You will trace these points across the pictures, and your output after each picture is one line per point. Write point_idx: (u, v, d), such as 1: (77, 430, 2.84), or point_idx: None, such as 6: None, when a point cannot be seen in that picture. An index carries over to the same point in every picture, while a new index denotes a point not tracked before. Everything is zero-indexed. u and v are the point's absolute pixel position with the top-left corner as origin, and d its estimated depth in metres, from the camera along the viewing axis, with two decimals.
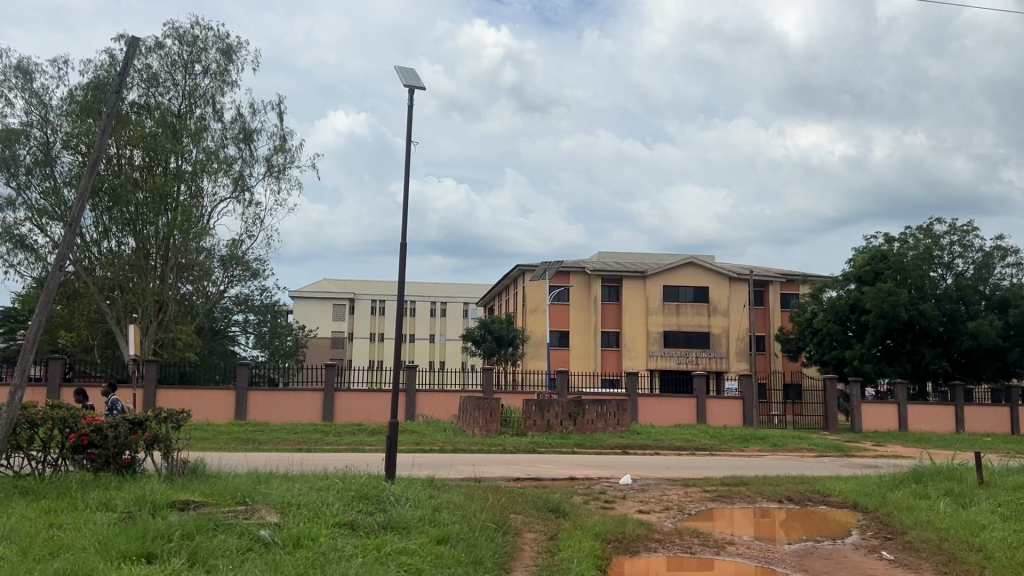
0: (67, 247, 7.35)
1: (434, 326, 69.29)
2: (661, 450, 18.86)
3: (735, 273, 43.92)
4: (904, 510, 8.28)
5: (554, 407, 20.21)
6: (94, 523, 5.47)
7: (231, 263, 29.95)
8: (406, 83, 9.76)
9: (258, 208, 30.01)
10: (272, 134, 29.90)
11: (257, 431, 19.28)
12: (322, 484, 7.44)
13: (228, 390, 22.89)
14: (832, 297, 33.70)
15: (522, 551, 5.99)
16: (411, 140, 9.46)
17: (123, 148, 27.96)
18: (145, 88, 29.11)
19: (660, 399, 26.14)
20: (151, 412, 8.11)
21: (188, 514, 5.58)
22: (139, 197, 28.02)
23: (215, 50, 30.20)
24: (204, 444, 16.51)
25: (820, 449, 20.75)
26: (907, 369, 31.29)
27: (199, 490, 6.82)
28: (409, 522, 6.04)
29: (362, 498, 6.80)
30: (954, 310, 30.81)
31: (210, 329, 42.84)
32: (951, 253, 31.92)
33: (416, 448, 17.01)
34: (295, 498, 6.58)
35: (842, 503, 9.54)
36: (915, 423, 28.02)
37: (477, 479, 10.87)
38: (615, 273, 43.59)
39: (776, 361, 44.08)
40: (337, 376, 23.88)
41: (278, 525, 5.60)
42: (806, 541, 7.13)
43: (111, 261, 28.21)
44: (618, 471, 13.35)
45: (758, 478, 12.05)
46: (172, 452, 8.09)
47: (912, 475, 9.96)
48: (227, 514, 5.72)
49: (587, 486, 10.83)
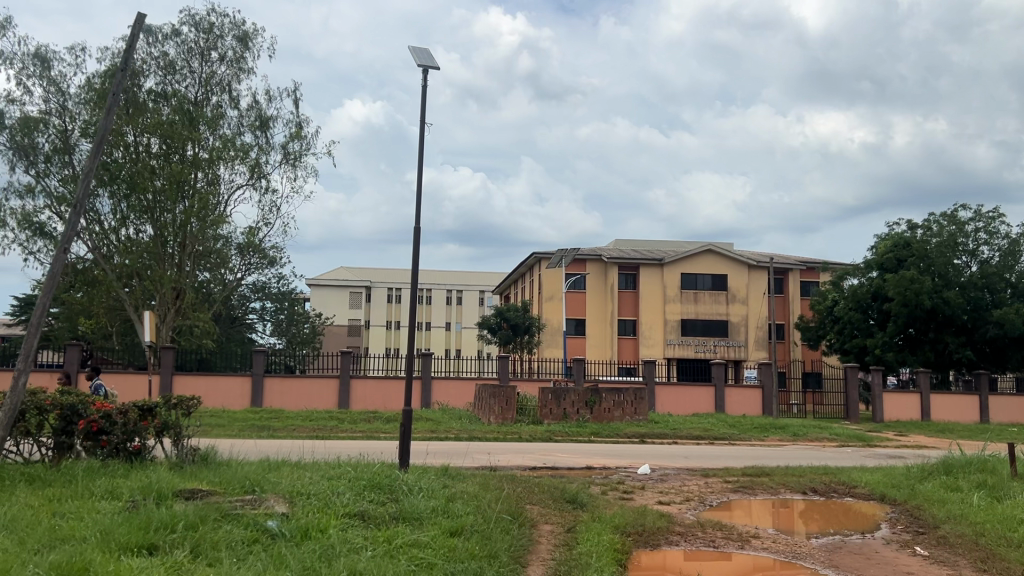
0: (72, 229, 7.02)
1: (450, 314, 69.20)
2: (679, 439, 18.61)
3: (754, 261, 43.49)
4: (936, 504, 7.99)
5: (570, 395, 19.96)
6: (98, 512, 5.30)
7: (248, 250, 29.96)
8: (420, 63, 9.49)
9: (275, 195, 30.02)
10: (289, 121, 29.80)
11: (273, 418, 19.17)
12: (334, 473, 7.25)
13: (244, 376, 22.85)
14: (853, 285, 33.21)
15: (539, 544, 5.77)
16: (425, 121, 9.21)
17: (140, 136, 27.92)
18: (162, 75, 29.06)
19: (678, 388, 25.87)
20: (160, 399, 7.97)
21: (194, 504, 5.40)
22: (156, 184, 27.94)
23: (231, 37, 30.03)
24: (219, 431, 16.39)
25: (842, 439, 20.41)
26: (930, 358, 30.76)
27: (206, 479, 6.65)
28: (422, 513, 5.83)
29: (374, 488, 6.60)
30: (979, 298, 30.27)
31: (227, 316, 42.90)
32: (976, 240, 31.32)
33: (431, 436, 16.84)
34: (306, 486, 6.41)
35: (869, 495, 9.27)
36: (937, 412, 27.59)
37: (493, 468, 10.66)
38: (632, 261, 43.22)
39: (796, 349, 43.66)
40: (353, 363, 23.77)
41: (287, 516, 5.41)
42: (834, 535, 6.87)
43: (129, 249, 28.23)
44: (637, 461, 13.10)
45: (781, 468, 11.78)
46: (182, 439, 7.94)
47: (942, 466, 9.68)
48: (234, 503, 5.54)
49: (605, 476, 10.59)
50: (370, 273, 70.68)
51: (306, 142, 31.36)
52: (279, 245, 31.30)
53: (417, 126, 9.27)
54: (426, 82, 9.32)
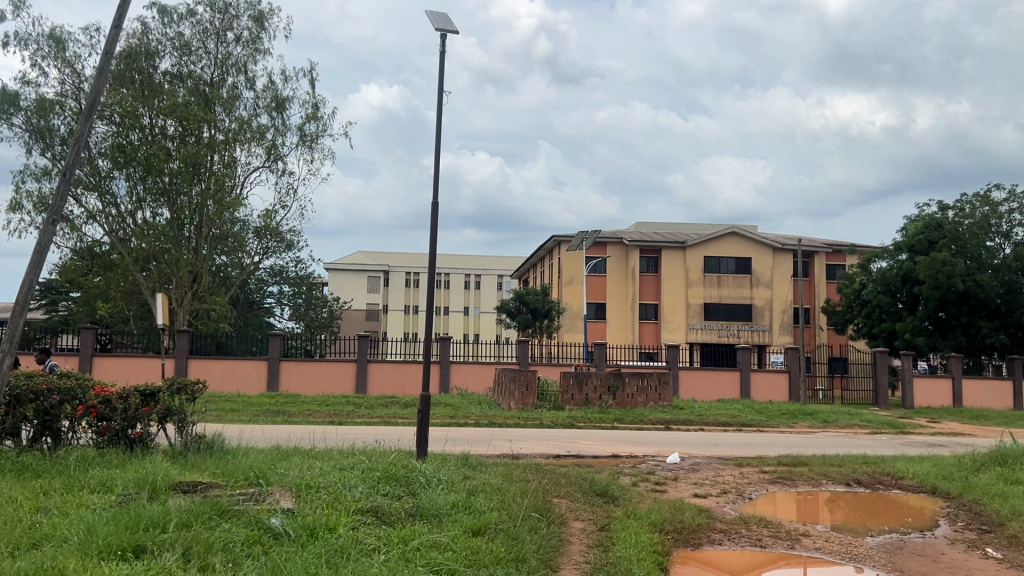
0: (61, 197, 6.44)
1: (468, 299, 68.77)
2: (705, 426, 18.04)
3: (779, 243, 42.68)
4: (997, 499, 7.41)
5: (591, 380, 19.40)
6: (84, 508, 4.81)
7: (265, 234, 29.62)
8: (437, 27, 8.92)
9: (292, 177, 29.69)
10: (306, 103, 29.34)
11: (288, 403, 18.76)
12: (346, 464, 6.72)
13: (261, 360, 22.46)
14: (882, 267, 32.30)
15: (570, 545, 5.22)
16: (443, 90, 8.64)
17: (156, 118, 27.51)
18: (177, 56, 28.60)
19: (702, 372, 25.25)
20: (164, 382, 7.41)
21: (191, 499, 4.92)
22: (172, 166, 27.53)
23: (247, 17, 29.50)
24: (232, 416, 15.95)
25: (874, 426, 19.73)
26: (962, 343, 29.76)
27: (208, 470, 6.14)
28: (441, 510, 5.30)
29: (389, 480, 6.07)
30: (1013, 280, 29.38)
31: (244, 299, 42.66)
32: (1010, 221, 30.45)
33: (450, 422, 16.34)
34: (315, 479, 5.90)
35: (919, 486, 8.66)
36: (969, 399, 26.83)
37: (514, 457, 10.12)
38: (654, 244, 42.47)
39: (821, 334, 42.90)
40: (371, 347, 23.32)
41: (293, 512, 4.92)
42: (893, 534, 6.28)
43: (145, 232, 27.90)
44: (665, 449, 12.52)
45: (819, 456, 11.19)
46: (186, 427, 7.41)
47: (997, 456, 9.06)
48: (235, 498, 5.04)
49: (633, 465, 10.03)
50: (388, 258, 70.34)
51: (322, 124, 30.90)
52: (297, 229, 30.89)
53: (436, 96, 8.70)
54: (444, 47, 8.77)
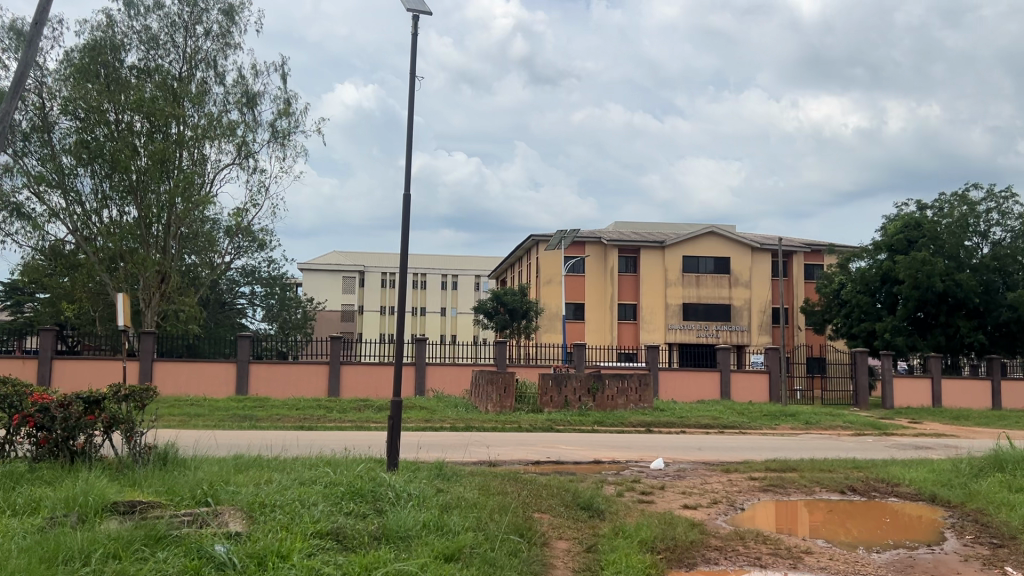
0: None
1: (445, 300, 68.16)
2: (687, 429, 17.61)
3: (757, 243, 42.51)
4: (1003, 509, 6.97)
5: (571, 382, 18.89)
6: (0, 535, 4.22)
7: (236, 233, 28.88)
8: (410, 7, 8.37)
9: (263, 175, 28.99)
10: (277, 98, 28.62)
11: (256, 407, 18.08)
12: (307, 477, 6.14)
13: (229, 362, 21.73)
14: (861, 267, 32.14)
15: (553, 569, 4.70)
16: (416, 75, 8.17)
17: (122, 114, 26.57)
18: (144, 50, 27.69)
19: (681, 373, 24.84)
20: (109, 388, 6.76)
21: (129, 522, 4.37)
22: (139, 163, 26.67)
23: (217, 11, 28.74)
24: (196, 421, 15.24)
25: (857, 428, 19.37)
26: (940, 343, 29.61)
27: (149, 488, 5.52)
28: (409, 531, 4.75)
29: (353, 496, 5.53)
30: (991, 280, 29.29)
31: (215, 300, 41.75)
32: (987, 221, 30.34)
33: (425, 425, 15.81)
34: (270, 495, 5.33)
35: (917, 495, 8.18)
36: (949, 399, 26.68)
37: (491, 465, 9.57)
38: (632, 244, 42.11)
39: (799, 334, 42.78)
40: (344, 349, 22.66)
41: (242, 537, 4.35)
42: (899, 550, 5.82)
43: (111, 230, 27.04)
44: (648, 454, 12.03)
45: (808, 461, 10.76)
46: (135, 437, 6.78)
47: (995, 461, 8.65)
48: (177, 521, 4.48)
49: (616, 472, 9.57)
50: (363, 258, 69.50)
51: (295, 120, 30.19)
52: (269, 228, 30.17)
53: (407, 80, 8.15)
54: (417, 30, 8.33)
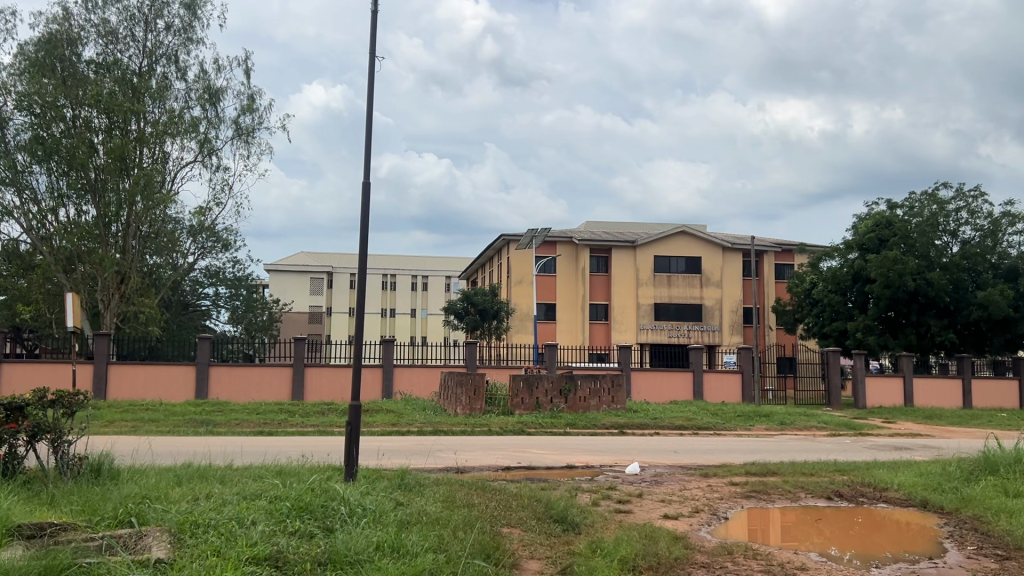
0: None
1: (415, 301, 67.40)
2: (662, 431, 17.20)
3: (728, 243, 42.41)
4: (1002, 516, 6.56)
5: (543, 383, 18.37)
6: None
7: (200, 232, 27.97)
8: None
9: (227, 173, 28.15)
10: (240, 94, 27.81)
11: (214, 411, 17.33)
12: (252, 491, 5.52)
13: (189, 365, 20.93)
14: (832, 267, 32.03)
15: None
16: (375, 61, 7.78)
17: (78, 108, 25.52)
18: (102, 44, 26.74)
19: (655, 373, 24.47)
20: (34, 393, 6.09)
21: (30, 550, 3.76)
22: (97, 161, 25.65)
23: (179, 4, 27.85)
24: (146, 426, 14.49)
25: (832, 427, 19.12)
26: (912, 342, 29.56)
27: (66, 508, 4.86)
28: (361, 554, 4.18)
29: (301, 513, 4.94)
30: (960, 279, 29.25)
31: (177, 302, 40.66)
32: (957, 220, 30.30)
33: (392, 429, 15.21)
34: (207, 512, 4.76)
35: (906, 500, 7.77)
36: (921, 399, 26.54)
37: (458, 472, 9.01)
38: (603, 243, 41.78)
39: (770, 334, 42.74)
40: (310, 351, 21.98)
41: (163, 566, 3.74)
42: (900, 564, 5.37)
43: (66, 229, 25.92)
44: (624, 457, 11.58)
45: (789, 465, 10.33)
46: (64, 446, 6.13)
47: (986, 463, 8.26)
48: (88, 549, 3.86)
49: (591, 478, 9.07)
50: (331, 259, 68.50)
51: (259, 117, 29.39)
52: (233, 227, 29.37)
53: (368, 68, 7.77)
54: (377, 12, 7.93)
